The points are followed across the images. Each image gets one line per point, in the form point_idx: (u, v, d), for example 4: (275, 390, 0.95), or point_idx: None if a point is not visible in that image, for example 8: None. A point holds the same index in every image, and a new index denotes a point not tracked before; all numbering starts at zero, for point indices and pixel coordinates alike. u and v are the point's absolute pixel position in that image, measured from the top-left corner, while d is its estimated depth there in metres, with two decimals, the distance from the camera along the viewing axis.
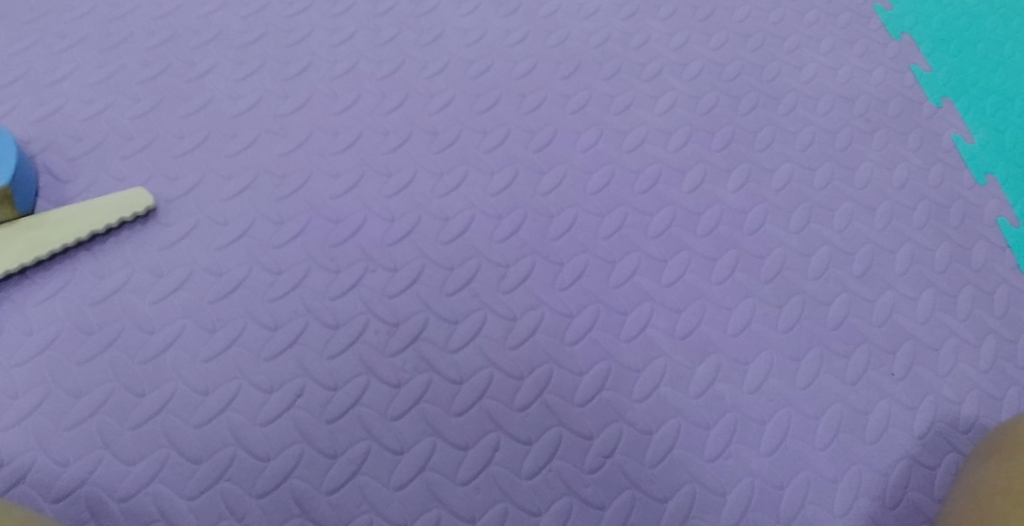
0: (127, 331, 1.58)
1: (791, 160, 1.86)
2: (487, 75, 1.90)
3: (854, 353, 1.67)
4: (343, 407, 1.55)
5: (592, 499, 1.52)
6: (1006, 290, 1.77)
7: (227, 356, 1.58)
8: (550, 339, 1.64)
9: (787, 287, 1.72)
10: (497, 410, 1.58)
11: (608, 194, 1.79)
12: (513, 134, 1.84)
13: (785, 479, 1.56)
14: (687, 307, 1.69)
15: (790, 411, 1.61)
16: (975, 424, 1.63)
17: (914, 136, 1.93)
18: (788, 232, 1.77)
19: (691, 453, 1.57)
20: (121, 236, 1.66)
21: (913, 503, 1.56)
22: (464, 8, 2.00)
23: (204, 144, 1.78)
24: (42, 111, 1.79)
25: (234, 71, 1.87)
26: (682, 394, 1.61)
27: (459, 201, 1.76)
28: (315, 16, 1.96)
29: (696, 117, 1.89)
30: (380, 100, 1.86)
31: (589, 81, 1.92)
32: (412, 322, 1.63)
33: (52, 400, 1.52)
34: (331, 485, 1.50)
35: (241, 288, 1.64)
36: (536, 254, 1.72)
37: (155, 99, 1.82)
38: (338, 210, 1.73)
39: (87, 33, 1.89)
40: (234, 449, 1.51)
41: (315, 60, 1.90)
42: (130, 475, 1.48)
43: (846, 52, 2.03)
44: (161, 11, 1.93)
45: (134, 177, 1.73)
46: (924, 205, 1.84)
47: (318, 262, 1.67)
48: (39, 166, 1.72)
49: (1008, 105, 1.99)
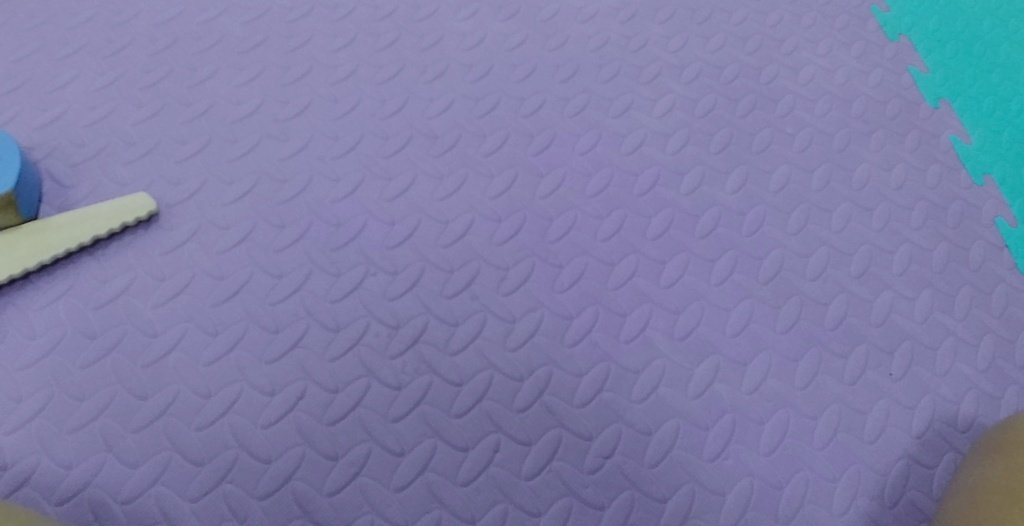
0: (131, 335, 1.56)
1: (790, 162, 1.84)
2: (487, 79, 1.88)
3: (852, 354, 1.65)
4: (344, 410, 1.53)
5: (592, 499, 1.50)
6: (1004, 290, 1.75)
7: (229, 359, 1.55)
8: (549, 341, 1.61)
9: (786, 288, 1.70)
10: (497, 411, 1.55)
11: (607, 196, 1.76)
12: (512, 138, 1.81)
13: (784, 479, 1.55)
14: (686, 308, 1.67)
15: (789, 411, 1.60)
16: (974, 423, 1.62)
17: (911, 137, 1.91)
18: (786, 233, 1.75)
19: (690, 454, 1.55)
20: (123, 241, 1.63)
21: (912, 502, 1.54)
22: (464, 12, 1.97)
23: (205, 150, 1.75)
24: (45, 117, 1.75)
25: (234, 77, 1.83)
26: (682, 395, 1.59)
27: (458, 204, 1.73)
28: (315, 21, 1.92)
29: (695, 120, 1.87)
30: (380, 104, 1.83)
31: (587, 84, 1.89)
32: (413, 324, 1.61)
33: (56, 403, 1.49)
34: (332, 487, 1.47)
35: (242, 292, 1.61)
36: (534, 256, 1.69)
37: (157, 105, 1.79)
38: (338, 214, 1.70)
39: (90, 40, 1.85)
40: (236, 452, 1.48)
41: (315, 65, 1.86)
42: (133, 477, 1.45)
43: (843, 54, 2.01)
44: (162, 17, 1.90)
45: (137, 182, 1.69)
46: (921, 205, 1.83)
47: (318, 265, 1.65)
48: (42, 171, 1.69)
49: (1006, 105, 1.98)
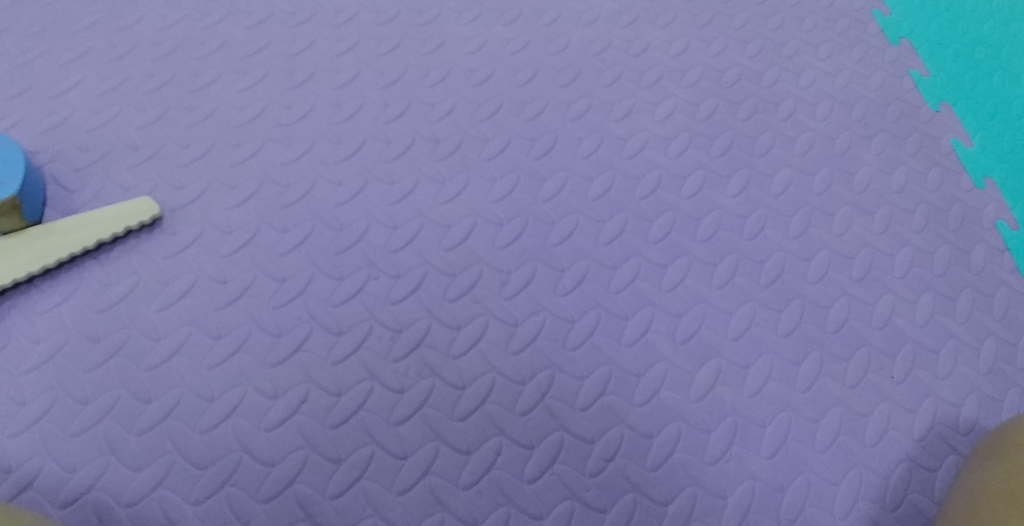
0: (135, 338, 1.56)
1: (791, 166, 1.84)
2: (488, 83, 1.89)
3: (853, 356, 1.65)
4: (347, 413, 1.54)
5: (593, 502, 1.50)
6: (1006, 292, 1.75)
7: (232, 362, 1.56)
8: (551, 344, 1.62)
9: (787, 291, 1.71)
10: (499, 414, 1.56)
11: (608, 200, 1.77)
12: (514, 142, 1.82)
13: (786, 482, 1.55)
14: (687, 312, 1.67)
15: (790, 415, 1.60)
16: (975, 426, 1.61)
17: (913, 140, 1.92)
18: (787, 237, 1.76)
19: (691, 456, 1.55)
20: (128, 245, 1.64)
21: (914, 505, 1.54)
22: (466, 17, 1.98)
23: (209, 153, 1.75)
24: (49, 121, 1.76)
25: (237, 81, 1.84)
26: (682, 398, 1.60)
27: (460, 208, 1.74)
28: (317, 26, 1.93)
29: (695, 124, 1.88)
30: (383, 109, 1.84)
31: (588, 88, 1.90)
32: (415, 327, 1.61)
33: (59, 406, 1.50)
34: (335, 490, 1.48)
35: (246, 295, 1.62)
36: (536, 260, 1.70)
37: (160, 109, 1.79)
38: (341, 218, 1.71)
39: (94, 44, 1.85)
40: (239, 455, 1.49)
41: (318, 70, 1.87)
42: (137, 480, 1.46)
43: (844, 58, 2.01)
44: (166, 22, 1.90)
45: (141, 186, 1.70)
46: (922, 209, 1.83)
47: (321, 269, 1.65)
48: (46, 175, 1.69)
49: (1007, 108, 1.97)
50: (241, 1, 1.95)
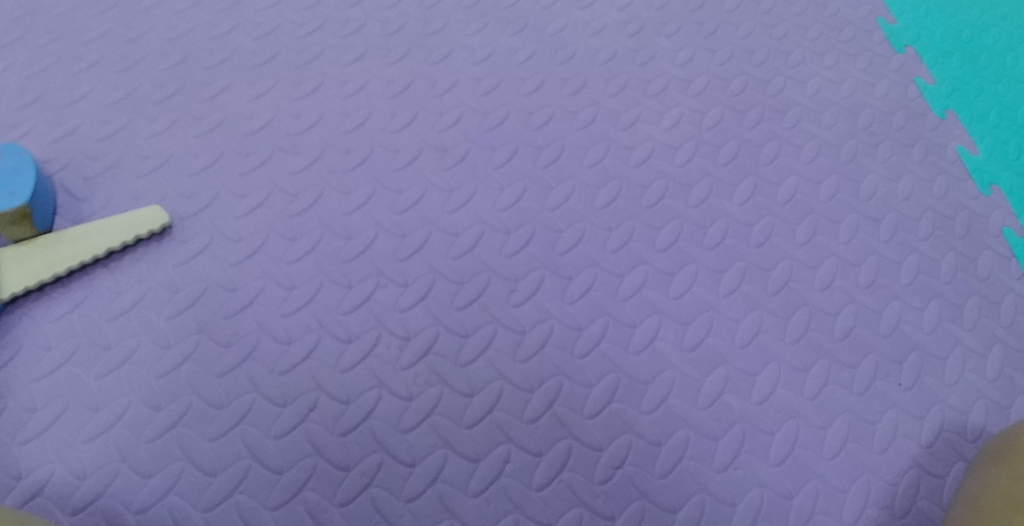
0: (144, 346, 1.51)
1: (798, 173, 1.77)
2: (495, 92, 1.81)
3: (862, 364, 1.59)
4: (355, 421, 1.48)
5: (602, 510, 1.46)
6: (1013, 299, 1.68)
7: (242, 369, 1.51)
8: (559, 352, 1.56)
9: (793, 299, 1.64)
10: (508, 422, 1.50)
11: (615, 209, 1.70)
12: (521, 152, 1.75)
13: (795, 488, 1.49)
14: (695, 319, 1.61)
15: (798, 422, 1.54)
16: (983, 433, 1.56)
17: (918, 147, 1.84)
18: (794, 244, 1.69)
19: (701, 464, 1.50)
20: (137, 253, 1.58)
21: (922, 512, 1.49)
22: (472, 27, 1.89)
23: (218, 163, 1.68)
24: (60, 131, 1.69)
25: (247, 90, 1.76)
26: (691, 406, 1.54)
27: (468, 217, 1.67)
28: (327, 37, 1.84)
29: (702, 133, 1.80)
30: (390, 118, 1.76)
31: (595, 97, 1.82)
32: (423, 336, 1.55)
33: (70, 414, 1.45)
34: (344, 497, 1.43)
35: (256, 303, 1.56)
36: (544, 268, 1.63)
37: (170, 119, 1.72)
38: (350, 226, 1.65)
39: (102, 54, 1.78)
40: (248, 462, 1.44)
41: (326, 80, 1.79)
42: (146, 488, 1.41)
43: (849, 66, 1.93)
44: (175, 33, 1.82)
45: (150, 195, 1.63)
46: (928, 216, 1.76)
47: (330, 277, 1.59)
48: (56, 185, 1.63)
49: (1012, 115, 1.89)
50: (249, 10, 1.86)
